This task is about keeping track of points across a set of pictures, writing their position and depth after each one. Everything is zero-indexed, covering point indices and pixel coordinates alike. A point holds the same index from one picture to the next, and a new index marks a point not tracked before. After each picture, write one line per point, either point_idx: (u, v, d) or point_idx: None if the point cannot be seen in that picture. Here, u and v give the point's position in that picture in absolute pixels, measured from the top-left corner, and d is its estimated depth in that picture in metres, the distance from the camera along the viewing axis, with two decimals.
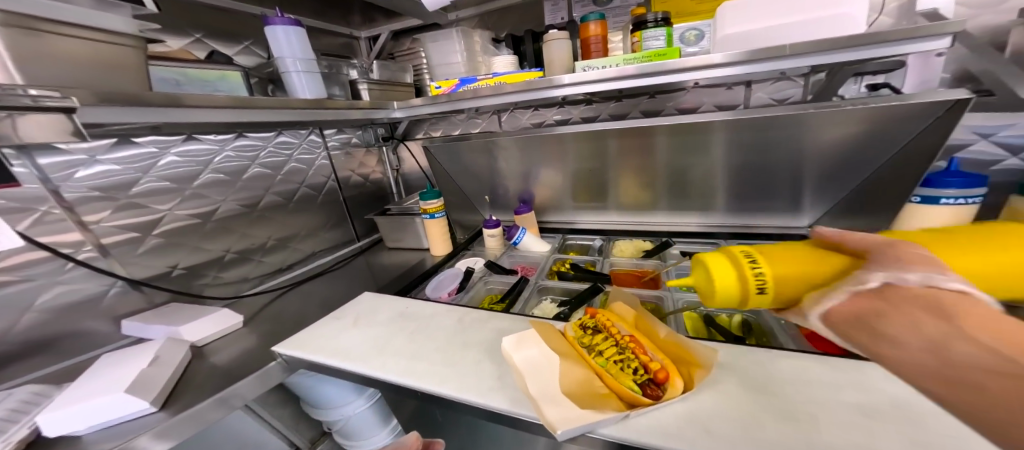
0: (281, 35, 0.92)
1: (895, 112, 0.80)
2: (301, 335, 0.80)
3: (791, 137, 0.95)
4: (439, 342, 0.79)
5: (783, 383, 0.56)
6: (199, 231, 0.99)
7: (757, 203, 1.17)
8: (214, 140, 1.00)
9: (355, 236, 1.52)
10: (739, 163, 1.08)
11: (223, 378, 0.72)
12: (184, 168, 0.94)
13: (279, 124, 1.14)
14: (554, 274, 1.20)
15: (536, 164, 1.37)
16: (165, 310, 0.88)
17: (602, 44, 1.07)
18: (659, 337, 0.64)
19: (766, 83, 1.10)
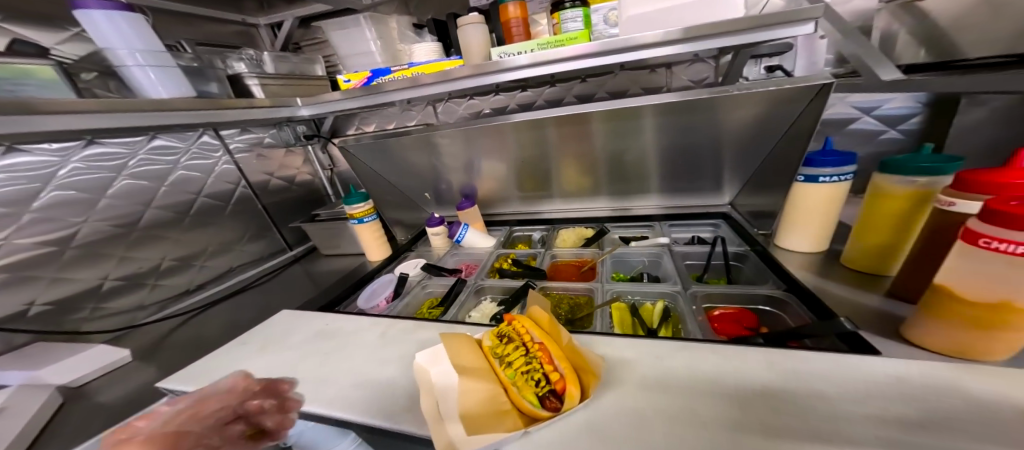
0: (101, 21, 0.80)
1: (785, 95, 0.80)
2: (196, 367, 0.74)
3: (707, 119, 0.93)
4: (353, 361, 0.75)
5: (677, 377, 0.58)
6: (56, 261, 0.88)
7: (689, 184, 1.18)
8: (51, 150, 0.87)
9: (286, 245, 1.43)
10: (665, 146, 1.06)
11: (96, 425, 0.65)
12: (13, 186, 0.82)
13: (146, 127, 1.01)
14: (496, 272, 1.17)
15: (477, 154, 1.30)
16: (28, 352, 0.79)
17: (524, 27, 0.99)
18: (564, 343, 0.62)
19: (685, 65, 1.09)
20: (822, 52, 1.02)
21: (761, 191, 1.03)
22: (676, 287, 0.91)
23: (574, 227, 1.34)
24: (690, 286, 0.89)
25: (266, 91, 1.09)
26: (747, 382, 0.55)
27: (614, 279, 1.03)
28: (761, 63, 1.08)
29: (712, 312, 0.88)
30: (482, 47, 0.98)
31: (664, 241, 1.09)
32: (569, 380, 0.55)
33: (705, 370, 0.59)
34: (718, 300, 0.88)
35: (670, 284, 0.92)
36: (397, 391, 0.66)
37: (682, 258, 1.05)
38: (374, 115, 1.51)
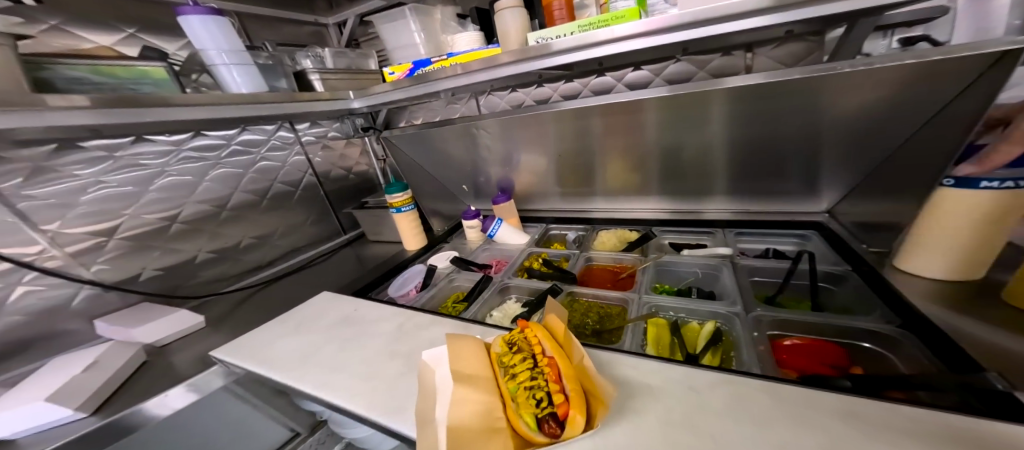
0: (197, 25, 0.86)
1: (930, 70, 0.59)
2: (244, 341, 0.81)
3: (801, 106, 0.75)
4: (371, 351, 0.76)
5: (714, 416, 0.47)
6: (164, 235, 1.03)
7: (767, 186, 0.97)
8: (168, 140, 1.02)
9: (341, 229, 1.54)
10: (738, 140, 0.89)
11: (161, 385, 0.74)
12: (136, 171, 0.96)
13: (239, 121, 1.13)
14: (524, 271, 1.11)
15: (515, 148, 1.25)
16: (134, 311, 0.94)
17: (568, 10, 0.89)
18: (576, 363, 0.55)
19: (771, 44, 0.90)
20: (1000, 15, 0.76)
21: (873, 197, 0.82)
22: (733, 308, 0.75)
23: (615, 228, 1.22)
24: (753, 309, 0.74)
25: (324, 85, 1.12)
26: (808, 435, 0.42)
27: (654, 290, 0.89)
28: (894, 34, 0.85)
29: (781, 341, 0.71)
30: (519, 34, 0.91)
31: (725, 252, 0.92)
32: (573, 404, 0.48)
33: (755, 415, 0.46)
34: (791, 328, 0.71)
35: (727, 304, 0.76)
36: (410, 391, 0.63)
37: (747, 272, 0.88)
38: (422, 108, 1.55)
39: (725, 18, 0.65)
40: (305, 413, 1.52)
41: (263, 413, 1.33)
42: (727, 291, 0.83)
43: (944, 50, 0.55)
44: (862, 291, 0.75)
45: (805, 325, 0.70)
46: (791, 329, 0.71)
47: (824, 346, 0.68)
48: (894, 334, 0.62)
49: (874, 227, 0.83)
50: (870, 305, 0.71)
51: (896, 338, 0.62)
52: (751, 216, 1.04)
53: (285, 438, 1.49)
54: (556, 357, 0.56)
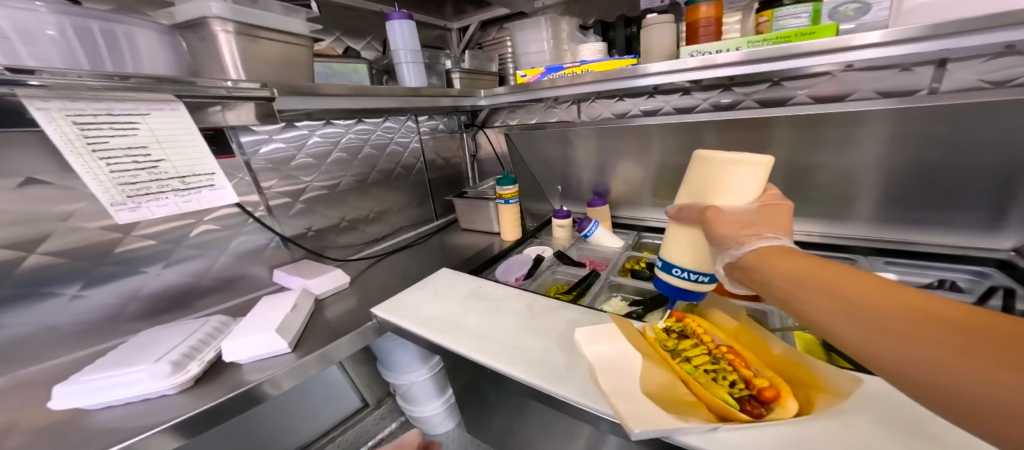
0: (398, 28, 1.01)
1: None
2: (397, 302, 0.91)
3: (1003, 136, 0.73)
4: (511, 324, 0.83)
5: (952, 430, 0.44)
6: (325, 201, 1.19)
7: (922, 214, 0.93)
8: (343, 124, 1.21)
9: (433, 215, 1.64)
10: (900, 163, 0.86)
11: (334, 332, 0.82)
12: (323, 147, 1.16)
13: (387, 111, 1.30)
14: (627, 272, 1.16)
15: (612, 156, 1.31)
16: (301, 266, 1.09)
17: (715, 27, 0.92)
18: (770, 355, 0.58)
19: (975, 61, 0.86)
20: None
21: None
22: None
23: None
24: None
25: (460, 83, 1.25)
26: None
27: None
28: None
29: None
30: (666, 45, 0.97)
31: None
32: (785, 391, 0.51)
33: None
34: None
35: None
36: (560, 364, 0.68)
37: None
38: (522, 110, 1.62)
39: (947, 35, 0.61)
40: (378, 386, 1.61)
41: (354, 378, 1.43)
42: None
43: None
44: None
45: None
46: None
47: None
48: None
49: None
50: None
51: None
52: (897, 245, 1.00)
53: (357, 408, 1.56)
54: (733, 350, 0.61)
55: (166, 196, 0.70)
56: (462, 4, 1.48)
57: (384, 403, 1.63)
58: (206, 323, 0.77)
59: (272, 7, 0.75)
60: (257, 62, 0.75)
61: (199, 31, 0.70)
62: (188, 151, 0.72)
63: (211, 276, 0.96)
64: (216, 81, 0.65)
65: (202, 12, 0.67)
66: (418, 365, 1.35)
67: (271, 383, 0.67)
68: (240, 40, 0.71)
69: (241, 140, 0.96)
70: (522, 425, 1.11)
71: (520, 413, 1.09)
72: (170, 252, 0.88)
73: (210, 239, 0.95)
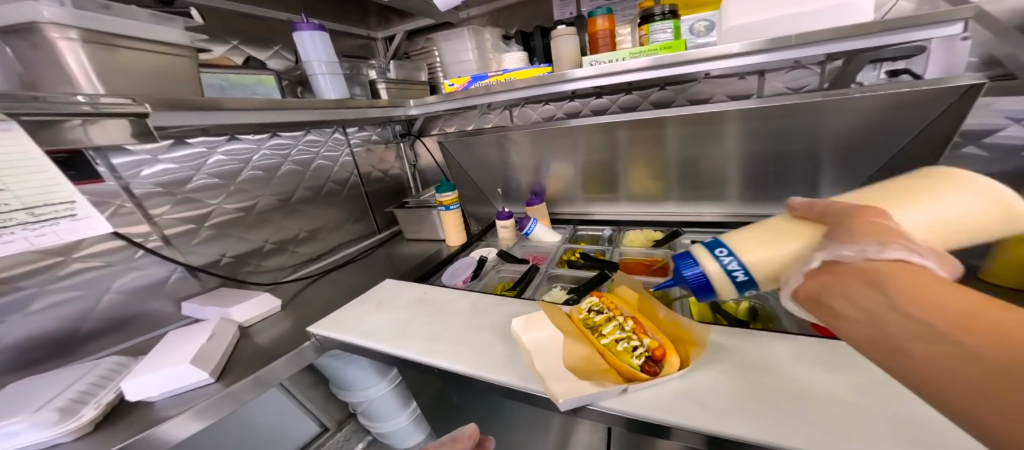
0: (307, 40, 0.99)
1: (909, 98, 0.76)
2: (335, 318, 0.89)
3: (807, 128, 0.92)
4: (453, 324, 0.85)
5: (784, 361, 0.57)
6: (242, 223, 1.13)
7: (774, 192, 1.13)
8: (252, 140, 1.14)
9: (376, 229, 1.61)
10: (752, 151, 1.05)
11: (264, 357, 0.78)
12: (230, 166, 1.09)
13: (307, 123, 1.26)
14: (565, 263, 1.24)
15: (546, 156, 1.40)
16: (219, 294, 1.01)
17: (611, 38, 1.04)
18: (659, 319, 0.67)
19: (780, 72, 1.08)
20: (963, 54, 0.95)
21: None
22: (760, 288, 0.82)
23: (638, 228, 1.37)
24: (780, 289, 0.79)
25: (388, 93, 1.25)
26: (867, 373, 0.53)
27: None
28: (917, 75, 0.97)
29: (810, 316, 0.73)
30: (572, 55, 1.08)
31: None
32: (671, 350, 0.60)
33: (819, 359, 0.57)
34: None
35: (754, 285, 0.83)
36: (504, 354, 0.72)
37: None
38: (457, 117, 1.66)
39: (757, 52, 0.77)
40: (337, 408, 1.54)
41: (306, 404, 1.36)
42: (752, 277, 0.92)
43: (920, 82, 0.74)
44: None
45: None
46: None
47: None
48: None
49: None
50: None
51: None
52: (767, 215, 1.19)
53: (315, 434, 1.48)
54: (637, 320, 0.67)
55: (10, 231, 0.63)
56: (386, 14, 1.49)
57: (346, 425, 1.57)
58: (99, 365, 0.70)
59: (137, 15, 0.70)
60: (116, 71, 0.69)
61: (28, 37, 0.61)
62: (35, 177, 0.65)
63: (98, 318, 0.86)
64: (68, 96, 0.58)
65: (30, 18, 0.60)
66: (376, 381, 1.31)
67: (187, 418, 0.62)
68: (91, 48, 0.65)
69: (112, 162, 0.86)
70: (484, 421, 1.14)
71: (481, 409, 1.12)
72: (39, 296, 0.78)
73: (90, 280, 0.84)
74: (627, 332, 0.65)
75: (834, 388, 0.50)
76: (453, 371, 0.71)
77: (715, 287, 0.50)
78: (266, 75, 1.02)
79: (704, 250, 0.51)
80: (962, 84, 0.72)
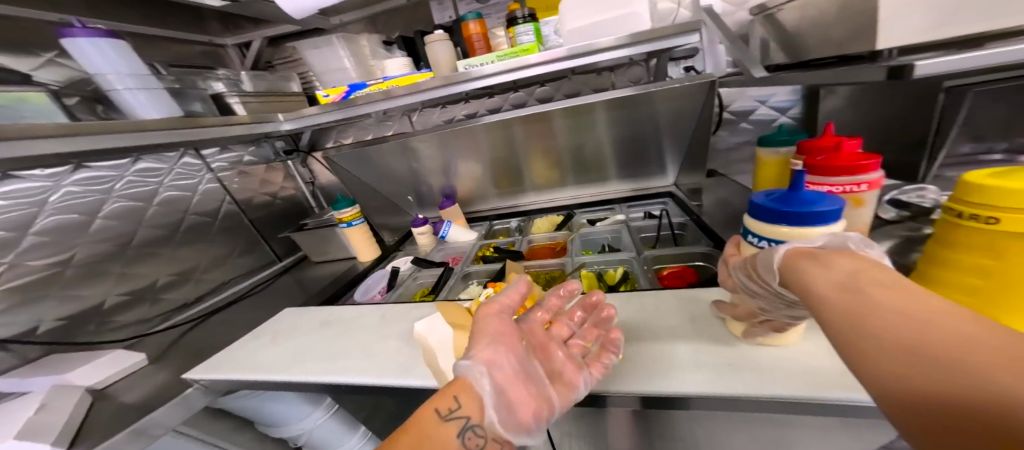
0: (86, 47, 0.86)
1: (685, 92, 1.00)
2: (223, 359, 0.82)
3: (636, 117, 1.12)
4: (360, 340, 0.84)
5: (632, 319, 0.68)
6: (58, 280, 0.95)
7: (644, 168, 1.32)
8: (43, 176, 0.95)
9: (274, 257, 1.49)
10: (611, 138, 1.22)
11: (134, 413, 0.70)
12: (16, 212, 0.90)
13: (131, 150, 1.09)
14: (480, 260, 1.29)
15: (453, 157, 1.41)
16: (49, 362, 0.86)
17: (484, 41, 1.09)
18: (539, 297, 0.76)
19: (623, 69, 1.26)
20: (722, 55, 1.13)
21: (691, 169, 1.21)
22: (629, 254, 0.95)
23: (542, 215, 1.47)
24: (643, 252, 0.93)
25: (247, 108, 1.17)
26: (686, 318, 0.65)
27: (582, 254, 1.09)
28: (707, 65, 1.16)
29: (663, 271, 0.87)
30: (450, 61, 1.11)
31: (621, 218, 1.19)
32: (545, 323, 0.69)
33: (657, 312, 0.68)
34: (666, 260, 0.91)
35: (625, 252, 0.96)
36: (412, 359, 0.74)
37: (637, 231, 1.13)
38: (352, 127, 1.60)
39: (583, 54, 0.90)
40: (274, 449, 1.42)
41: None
42: (628, 244, 1.06)
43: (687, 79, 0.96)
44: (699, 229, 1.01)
45: (680, 258, 0.89)
46: (668, 260, 0.90)
47: (690, 271, 0.84)
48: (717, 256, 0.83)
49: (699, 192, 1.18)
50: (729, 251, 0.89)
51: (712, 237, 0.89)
52: (642, 187, 1.37)
53: None
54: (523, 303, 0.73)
55: None
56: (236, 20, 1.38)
57: None
58: None
59: None
60: None
61: None
62: None
63: None
64: None
65: None
66: (310, 409, 1.22)
67: None
68: None
69: None
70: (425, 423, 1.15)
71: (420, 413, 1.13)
72: None
73: None
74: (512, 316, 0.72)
75: (664, 335, 0.62)
76: (358, 383, 0.72)
77: (789, 225, 0.43)
78: (17, 84, 0.96)
79: (838, 214, 0.42)
80: (703, 79, 0.96)
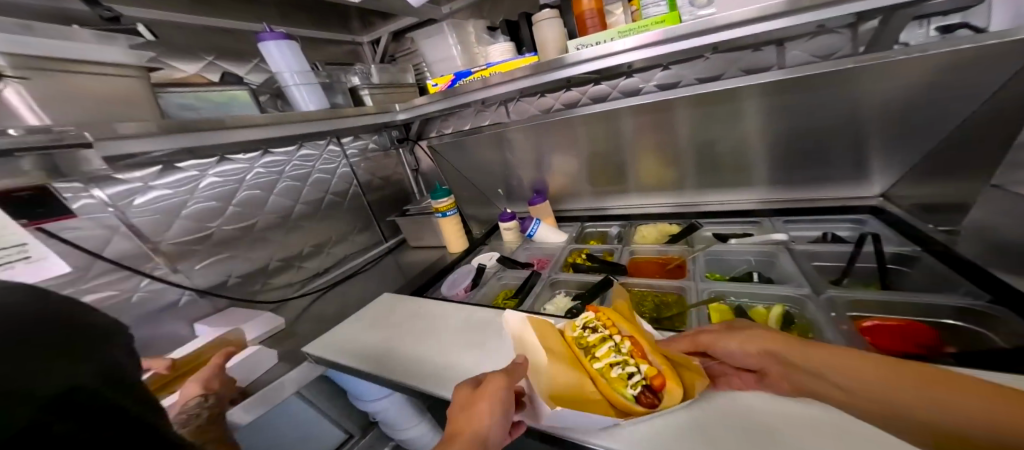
0: (273, 50, 0.98)
1: (962, 59, 0.66)
2: (329, 339, 0.92)
3: (844, 98, 0.81)
4: (449, 340, 0.84)
5: None
6: (242, 242, 1.10)
7: (799, 192, 1.08)
8: (244, 159, 1.10)
9: (382, 237, 1.63)
10: (781, 129, 0.94)
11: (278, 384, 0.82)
12: (224, 187, 1.05)
13: (298, 137, 1.22)
14: (569, 267, 1.15)
15: (546, 150, 1.28)
16: (226, 316, 1.03)
17: (598, 18, 1.03)
18: (657, 340, 0.61)
19: (803, 39, 0.97)
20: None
21: (932, 179, 0.85)
22: (803, 290, 0.80)
23: (652, 223, 1.27)
24: (825, 289, 0.79)
25: (372, 100, 1.25)
26: None
27: (708, 278, 0.96)
28: (930, 23, 0.83)
29: (862, 323, 0.74)
30: (558, 40, 1.04)
31: (781, 239, 0.96)
32: (668, 376, 0.54)
33: None
34: (869, 307, 0.75)
35: (794, 287, 0.81)
36: None
37: (802, 258, 0.91)
38: (454, 117, 1.60)
39: (740, 24, 0.78)
40: (358, 414, 1.62)
41: (327, 415, 1.48)
42: (790, 276, 0.88)
43: (977, 39, 0.62)
44: (937, 272, 0.78)
45: (884, 307, 0.74)
46: (870, 310, 0.75)
47: (918, 329, 0.70)
48: (992, 312, 0.64)
49: (940, 208, 0.85)
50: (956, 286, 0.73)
51: (883, 260, 0.84)
52: (790, 203, 1.09)
53: (341, 440, 1.58)
54: (657, 365, 0.56)
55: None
56: (367, 16, 1.46)
57: (369, 430, 1.66)
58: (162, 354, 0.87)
59: (74, 32, 0.66)
60: (63, 100, 0.64)
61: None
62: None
63: None
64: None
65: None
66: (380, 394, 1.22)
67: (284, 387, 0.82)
68: (27, 77, 0.61)
69: (105, 193, 0.83)
70: None
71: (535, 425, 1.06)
72: None
73: None
74: (616, 338, 0.63)
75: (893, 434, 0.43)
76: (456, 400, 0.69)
77: None
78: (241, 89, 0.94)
79: None
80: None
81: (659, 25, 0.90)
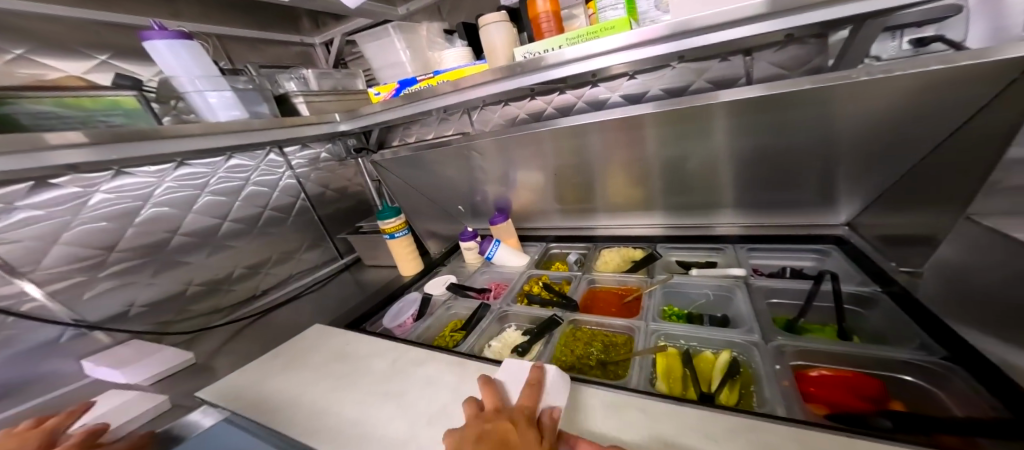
0: (164, 50, 0.87)
1: (935, 81, 0.57)
2: (232, 381, 0.80)
3: (814, 119, 0.72)
4: (363, 386, 0.74)
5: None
6: (148, 267, 0.99)
7: (773, 218, 0.98)
8: (150, 172, 0.99)
9: (337, 254, 1.52)
10: (747, 150, 0.85)
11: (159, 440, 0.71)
12: (121, 205, 0.94)
13: (224, 149, 1.11)
14: (524, 298, 1.06)
15: (509, 165, 1.17)
16: (125, 350, 0.92)
17: (554, 21, 0.93)
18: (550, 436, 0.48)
19: (770, 49, 0.88)
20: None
21: (902, 210, 0.76)
22: (751, 337, 0.70)
23: (619, 245, 1.18)
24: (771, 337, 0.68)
25: (308, 108, 1.15)
26: None
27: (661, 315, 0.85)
28: (904, 35, 0.74)
29: (807, 372, 0.65)
30: (504, 46, 0.95)
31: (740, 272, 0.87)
32: None
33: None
34: (819, 358, 0.65)
35: (743, 332, 0.71)
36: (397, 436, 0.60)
37: (757, 294, 0.82)
38: (416, 125, 1.49)
39: (688, 33, 0.69)
40: None
41: None
42: (742, 317, 0.78)
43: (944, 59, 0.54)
44: (894, 314, 0.68)
45: (836, 357, 0.64)
46: (817, 359, 0.66)
47: (861, 380, 0.62)
48: (936, 367, 0.56)
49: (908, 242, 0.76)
50: (909, 335, 0.65)
51: (841, 301, 0.74)
52: (763, 230, 1.00)
53: None
54: None
55: None
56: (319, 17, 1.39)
57: None
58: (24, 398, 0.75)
59: None
60: None
61: None
62: None
63: None
64: None
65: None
66: None
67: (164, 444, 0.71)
68: None
69: None
70: None
71: None
72: None
73: None
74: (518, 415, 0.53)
75: None
76: None
77: None
78: (127, 95, 0.90)
79: None
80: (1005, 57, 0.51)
81: (606, 32, 0.81)
